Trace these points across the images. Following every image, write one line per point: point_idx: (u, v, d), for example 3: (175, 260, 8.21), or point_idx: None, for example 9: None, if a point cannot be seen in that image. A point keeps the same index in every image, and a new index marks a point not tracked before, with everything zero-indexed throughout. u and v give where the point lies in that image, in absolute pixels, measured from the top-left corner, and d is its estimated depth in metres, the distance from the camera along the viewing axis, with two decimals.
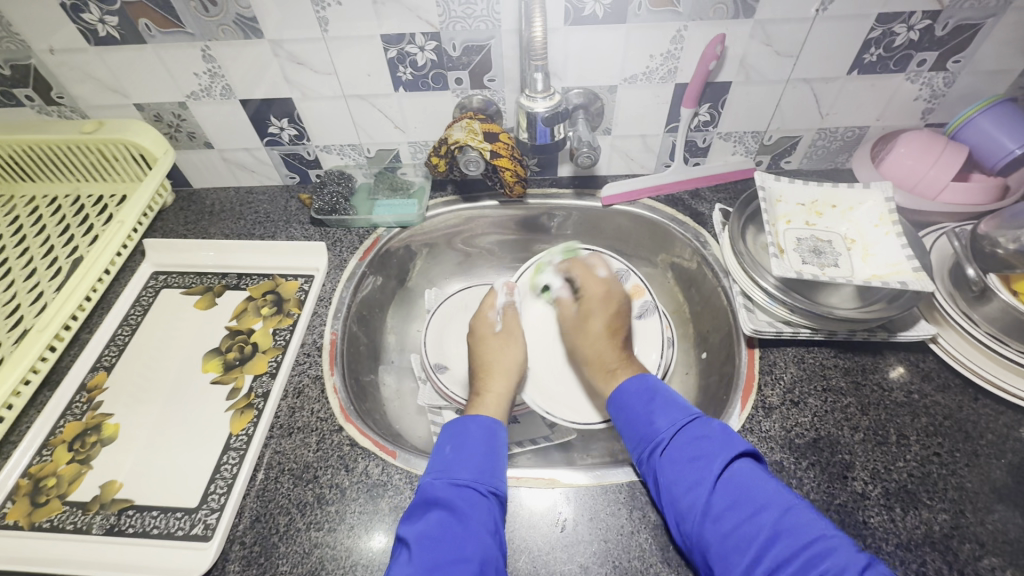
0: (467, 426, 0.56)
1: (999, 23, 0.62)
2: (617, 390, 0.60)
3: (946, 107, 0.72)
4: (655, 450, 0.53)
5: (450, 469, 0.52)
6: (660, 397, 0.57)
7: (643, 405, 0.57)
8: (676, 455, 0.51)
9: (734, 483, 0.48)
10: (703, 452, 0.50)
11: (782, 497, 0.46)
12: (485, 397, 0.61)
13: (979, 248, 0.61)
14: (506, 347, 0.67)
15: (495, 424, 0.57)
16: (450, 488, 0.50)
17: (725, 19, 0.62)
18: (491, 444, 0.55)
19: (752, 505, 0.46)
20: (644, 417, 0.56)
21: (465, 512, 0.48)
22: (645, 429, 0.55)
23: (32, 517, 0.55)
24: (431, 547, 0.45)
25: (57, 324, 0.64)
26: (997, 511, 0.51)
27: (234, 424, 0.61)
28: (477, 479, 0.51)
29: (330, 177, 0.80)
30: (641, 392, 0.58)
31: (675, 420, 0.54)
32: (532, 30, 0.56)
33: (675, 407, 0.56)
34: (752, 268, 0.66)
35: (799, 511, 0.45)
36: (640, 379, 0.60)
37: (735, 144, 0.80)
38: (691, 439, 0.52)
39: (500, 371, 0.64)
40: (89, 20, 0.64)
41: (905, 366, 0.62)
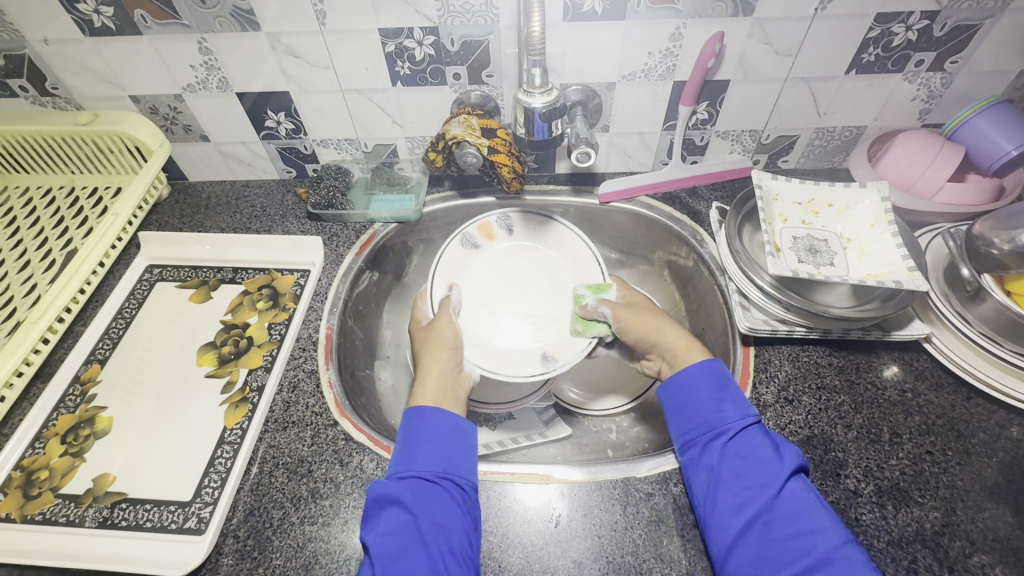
0: (416, 416, 0.54)
1: (996, 24, 0.62)
2: (680, 373, 0.57)
3: (942, 108, 0.72)
4: (720, 438, 0.52)
5: (401, 463, 0.51)
6: (730, 390, 0.55)
7: (713, 391, 0.55)
8: (740, 451, 0.51)
9: (793, 496, 0.47)
10: (765, 456, 0.50)
11: (837, 530, 0.46)
12: (428, 379, 0.58)
13: (973, 249, 0.60)
14: (446, 319, 0.65)
15: (439, 411, 0.54)
16: (399, 483, 0.49)
17: (724, 17, 0.62)
18: (442, 430, 0.53)
19: (812, 524, 0.46)
20: (709, 404, 0.54)
21: (416, 505, 0.48)
22: (712, 417, 0.53)
23: (24, 509, 0.54)
24: (387, 543, 0.46)
25: (51, 316, 0.64)
26: (988, 509, 0.51)
27: (228, 418, 0.60)
28: (425, 470, 0.50)
29: (326, 172, 0.79)
30: (712, 380, 0.56)
31: (746, 416, 0.53)
32: (530, 25, 0.56)
33: (743, 404, 0.54)
34: (748, 266, 0.66)
35: (853, 545, 0.45)
36: (710, 365, 0.57)
37: (733, 142, 0.80)
38: (757, 439, 0.51)
39: (441, 345, 0.62)
40: (84, 10, 0.63)
41: (899, 365, 0.62)
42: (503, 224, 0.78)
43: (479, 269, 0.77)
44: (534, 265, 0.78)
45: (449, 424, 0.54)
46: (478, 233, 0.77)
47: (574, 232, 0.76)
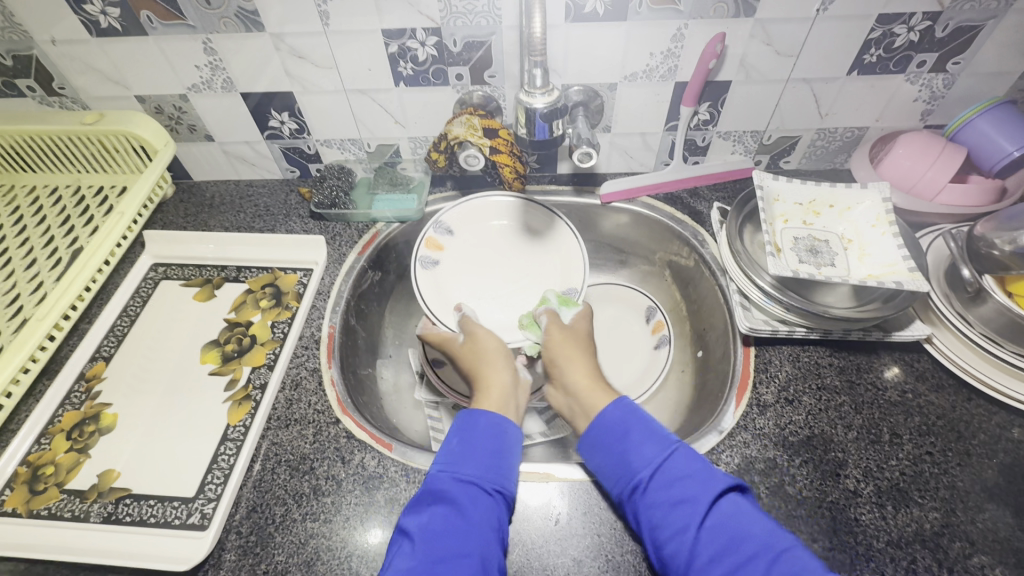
0: (476, 419, 0.55)
1: (999, 24, 0.62)
2: (595, 420, 0.55)
3: (944, 109, 0.72)
4: (636, 490, 0.49)
5: (456, 463, 0.51)
6: (636, 428, 0.53)
7: (616, 441, 0.53)
8: (657, 498, 0.48)
9: (720, 528, 0.45)
10: (686, 492, 0.47)
11: (772, 542, 0.43)
12: (491, 392, 0.59)
13: (974, 250, 0.61)
14: (484, 332, 0.67)
15: (503, 420, 0.55)
16: (456, 482, 0.49)
17: (725, 18, 0.63)
18: (500, 441, 0.53)
19: (742, 552, 0.43)
20: (620, 453, 0.52)
21: (469, 509, 0.48)
22: (623, 468, 0.51)
23: (30, 504, 0.55)
24: (434, 539, 0.46)
25: (57, 313, 0.64)
26: (988, 510, 0.51)
27: (232, 415, 0.61)
28: (482, 476, 0.50)
29: (331, 171, 0.79)
30: (614, 424, 0.53)
31: (653, 458, 0.50)
32: (532, 26, 0.56)
33: (655, 438, 0.52)
34: (749, 267, 0.66)
35: (789, 557, 0.42)
36: (615, 407, 0.55)
37: (735, 143, 0.80)
38: (674, 477, 0.49)
39: (495, 354, 0.63)
40: (91, 11, 0.64)
41: (900, 366, 0.62)
42: (469, 212, 0.81)
43: (459, 260, 0.79)
44: (513, 250, 0.81)
45: (510, 437, 0.54)
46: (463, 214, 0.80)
47: (565, 223, 0.78)
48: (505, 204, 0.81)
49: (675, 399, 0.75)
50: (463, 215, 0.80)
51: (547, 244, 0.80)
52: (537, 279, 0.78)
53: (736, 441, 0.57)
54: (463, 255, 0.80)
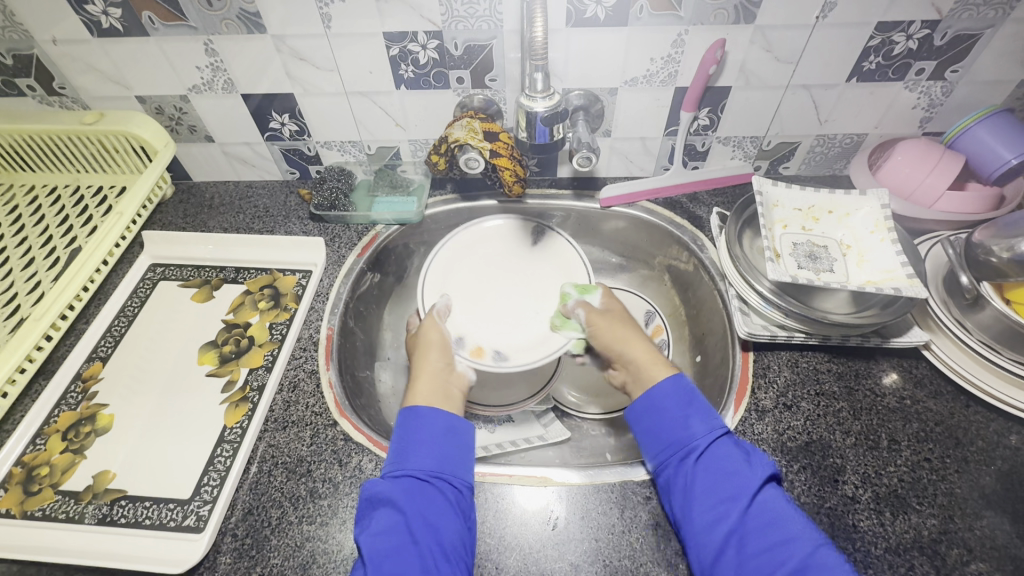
0: (410, 416, 0.54)
1: (997, 33, 0.62)
2: (648, 391, 0.56)
3: (943, 117, 0.72)
4: (687, 457, 0.51)
5: (397, 461, 0.51)
6: (699, 400, 0.54)
7: (679, 407, 0.54)
8: (711, 466, 0.49)
9: (764, 507, 0.47)
10: (738, 467, 0.49)
11: (810, 534, 0.45)
12: (419, 380, 0.58)
13: (973, 257, 0.60)
14: (430, 323, 0.65)
15: (435, 411, 0.54)
16: (392, 480, 0.49)
17: (726, 24, 0.63)
18: (437, 431, 0.53)
19: (786, 533, 0.45)
20: (676, 420, 0.53)
21: (409, 504, 0.48)
22: (679, 434, 0.52)
23: (24, 505, 0.55)
24: (381, 541, 0.46)
25: (54, 313, 0.64)
26: (986, 517, 0.51)
27: (228, 417, 0.61)
28: (422, 468, 0.50)
29: (331, 173, 0.80)
30: (676, 395, 0.54)
31: (715, 429, 0.52)
32: (533, 30, 0.56)
33: (711, 413, 0.53)
34: (748, 272, 0.66)
35: (825, 550, 0.44)
36: (675, 380, 0.55)
37: (734, 148, 0.80)
38: (730, 451, 0.50)
39: (435, 345, 0.62)
40: (93, 12, 0.64)
41: (899, 372, 0.62)
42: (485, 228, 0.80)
43: (466, 273, 0.76)
44: (516, 264, 0.78)
45: (444, 424, 0.53)
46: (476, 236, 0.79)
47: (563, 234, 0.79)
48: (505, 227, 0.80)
49: None
50: (473, 236, 0.79)
51: (547, 257, 0.78)
52: (538, 291, 0.75)
53: None
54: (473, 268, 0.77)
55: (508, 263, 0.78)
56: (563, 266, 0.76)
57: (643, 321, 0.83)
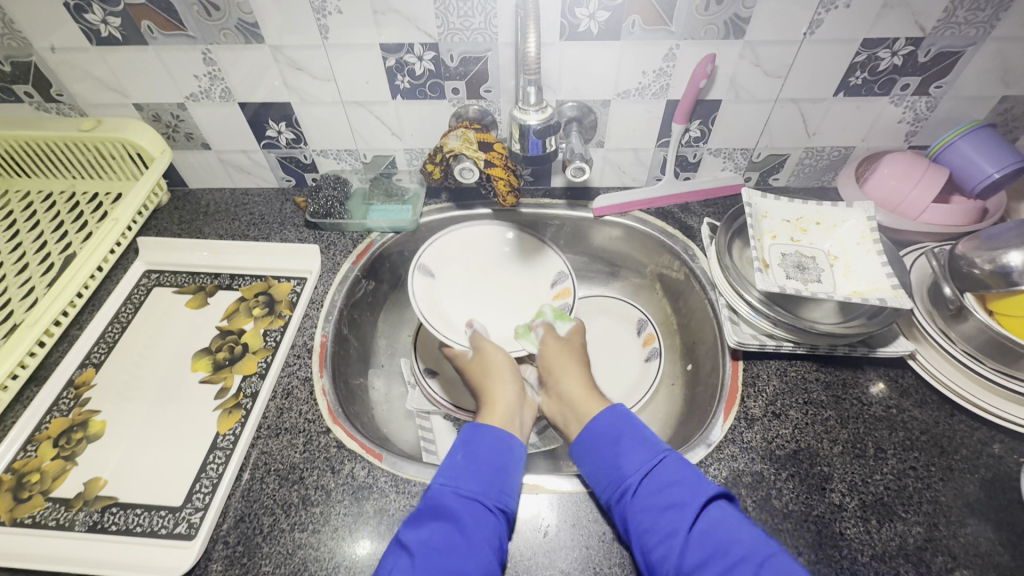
0: (479, 433, 0.57)
1: (979, 51, 0.64)
2: (589, 425, 0.58)
3: (928, 131, 0.74)
4: (625, 494, 0.51)
5: (459, 479, 0.52)
6: (627, 434, 0.55)
7: (609, 446, 0.55)
8: (647, 500, 0.50)
9: (706, 533, 0.47)
10: (675, 498, 0.49)
11: (757, 548, 0.45)
12: (496, 405, 0.62)
13: (957, 268, 0.62)
14: (492, 349, 0.69)
15: (508, 436, 0.57)
16: (458, 498, 0.50)
17: (715, 39, 0.64)
18: (502, 459, 0.55)
19: (730, 557, 0.45)
20: (612, 458, 0.54)
21: (469, 524, 0.49)
22: (613, 473, 0.53)
23: (14, 512, 0.54)
24: (433, 557, 0.46)
25: (47, 321, 0.64)
26: (970, 524, 0.52)
27: (221, 424, 0.61)
28: (484, 492, 0.51)
29: (326, 181, 0.80)
30: (608, 430, 0.56)
31: (642, 462, 0.53)
32: (527, 44, 0.57)
33: (645, 445, 0.54)
34: (737, 281, 0.67)
35: (774, 563, 0.43)
36: (610, 412, 0.58)
37: (725, 160, 0.81)
38: (664, 482, 0.51)
39: (502, 372, 0.66)
40: (92, 20, 0.64)
41: (885, 382, 0.63)
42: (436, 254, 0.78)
43: (448, 291, 0.77)
44: (496, 269, 0.81)
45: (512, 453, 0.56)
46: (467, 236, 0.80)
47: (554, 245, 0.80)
48: (490, 228, 0.81)
49: (665, 410, 0.75)
50: (441, 254, 0.79)
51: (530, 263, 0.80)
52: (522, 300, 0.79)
53: (724, 454, 0.58)
54: (454, 286, 0.78)
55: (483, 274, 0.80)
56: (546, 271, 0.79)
57: (635, 329, 0.81)
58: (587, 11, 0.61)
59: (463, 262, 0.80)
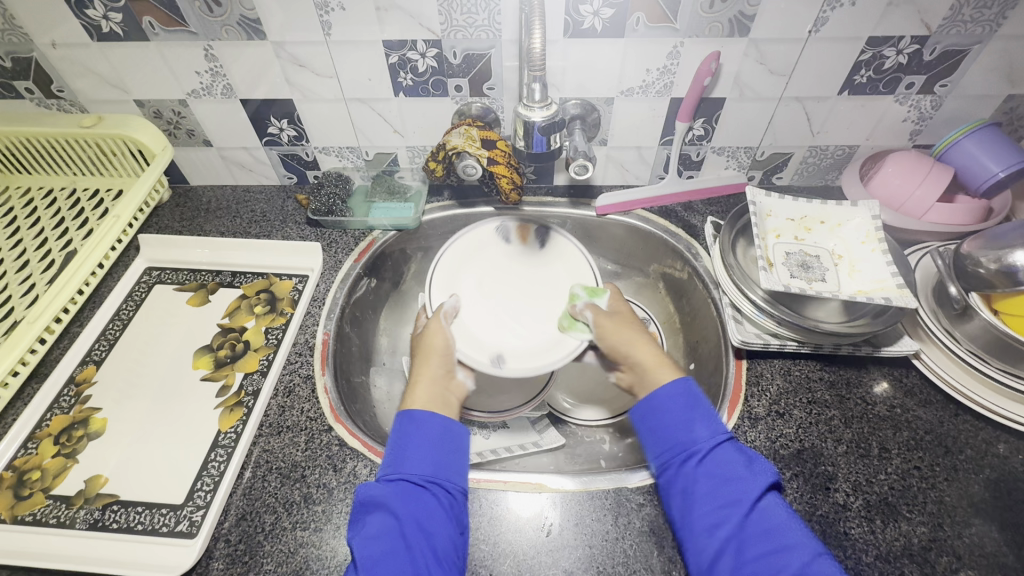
0: (408, 419, 0.54)
1: (985, 49, 0.64)
2: (656, 392, 0.55)
3: (932, 130, 0.74)
4: (691, 459, 0.51)
5: (391, 465, 0.51)
6: (701, 406, 0.54)
7: (683, 412, 0.53)
8: (712, 471, 0.49)
9: (764, 514, 0.47)
10: (739, 474, 0.49)
11: (809, 542, 0.45)
12: (418, 387, 0.58)
13: (962, 268, 0.61)
14: (437, 326, 0.64)
15: (431, 414, 0.54)
16: (387, 486, 0.50)
17: (720, 37, 0.64)
18: (433, 436, 0.53)
19: (784, 541, 0.45)
20: (680, 424, 0.53)
21: (401, 508, 0.48)
22: (683, 437, 0.52)
23: (15, 510, 0.54)
24: (372, 546, 0.46)
25: (48, 317, 0.64)
26: (975, 525, 0.52)
27: (223, 422, 0.60)
28: (415, 473, 0.50)
29: (328, 178, 0.80)
30: (680, 399, 0.54)
31: (719, 434, 0.52)
32: (532, 40, 0.57)
33: (714, 419, 0.53)
34: (741, 281, 0.67)
35: (826, 560, 0.44)
36: (680, 385, 0.55)
37: (728, 159, 0.81)
38: (731, 458, 0.50)
39: (435, 352, 0.61)
40: (93, 16, 0.64)
41: (889, 381, 0.63)
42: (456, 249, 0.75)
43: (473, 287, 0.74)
44: (517, 263, 0.77)
45: (440, 427, 0.54)
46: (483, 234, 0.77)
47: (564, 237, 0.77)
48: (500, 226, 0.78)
49: None
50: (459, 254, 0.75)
51: (547, 259, 0.77)
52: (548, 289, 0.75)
53: None
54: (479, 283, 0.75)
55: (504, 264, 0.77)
56: (564, 261, 0.76)
57: (638, 328, 0.81)
58: (591, 8, 0.61)
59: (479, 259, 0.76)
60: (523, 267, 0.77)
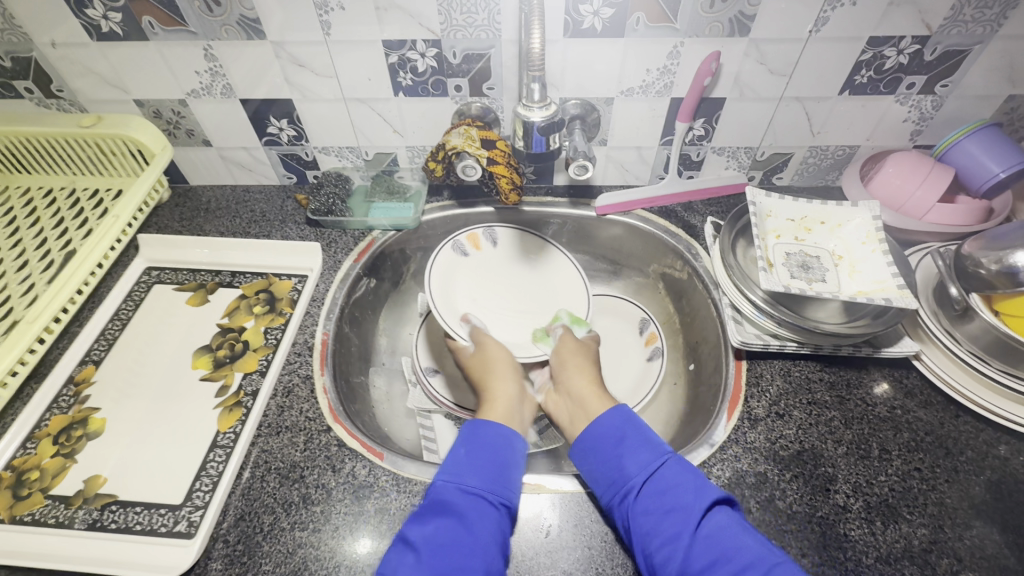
0: (481, 430, 0.56)
1: (986, 49, 0.63)
2: (590, 425, 0.56)
3: (933, 130, 0.74)
4: (628, 494, 0.50)
5: (464, 474, 0.52)
6: (630, 435, 0.54)
7: (610, 446, 0.54)
8: (649, 503, 0.49)
9: (712, 539, 0.46)
10: (679, 500, 0.48)
11: (765, 556, 0.44)
12: (497, 402, 0.61)
13: (963, 269, 0.61)
14: (494, 344, 0.69)
15: (509, 432, 0.56)
16: (462, 493, 0.50)
17: (720, 37, 0.64)
18: (503, 455, 0.54)
19: (735, 562, 0.44)
20: (613, 458, 0.53)
21: (474, 521, 0.48)
22: (616, 473, 0.52)
23: (13, 510, 0.54)
24: (439, 553, 0.46)
25: (48, 317, 0.64)
26: (975, 526, 0.52)
27: (222, 422, 0.60)
28: (489, 489, 0.51)
29: (327, 178, 0.80)
30: (611, 430, 0.55)
31: (646, 463, 0.51)
32: (531, 40, 0.57)
33: (647, 445, 0.53)
34: (741, 281, 0.67)
35: (783, 570, 0.43)
36: (612, 414, 0.56)
37: (729, 159, 0.81)
38: (666, 483, 0.50)
39: (504, 366, 0.66)
40: (93, 15, 0.64)
41: (890, 382, 0.63)
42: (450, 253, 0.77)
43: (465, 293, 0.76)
44: (505, 275, 0.80)
45: (511, 449, 0.55)
46: (472, 242, 0.79)
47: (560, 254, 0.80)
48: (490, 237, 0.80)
49: (667, 410, 0.75)
50: (452, 259, 0.76)
51: (536, 273, 0.80)
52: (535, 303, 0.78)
53: (728, 454, 0.57)
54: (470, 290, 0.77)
55: (494, 275, 0.79)
56: (556, 277, 0.79)
57: (637, 328, 0.81)
58: (590, 8, 0.61)
59: (472, 269, 0.78)
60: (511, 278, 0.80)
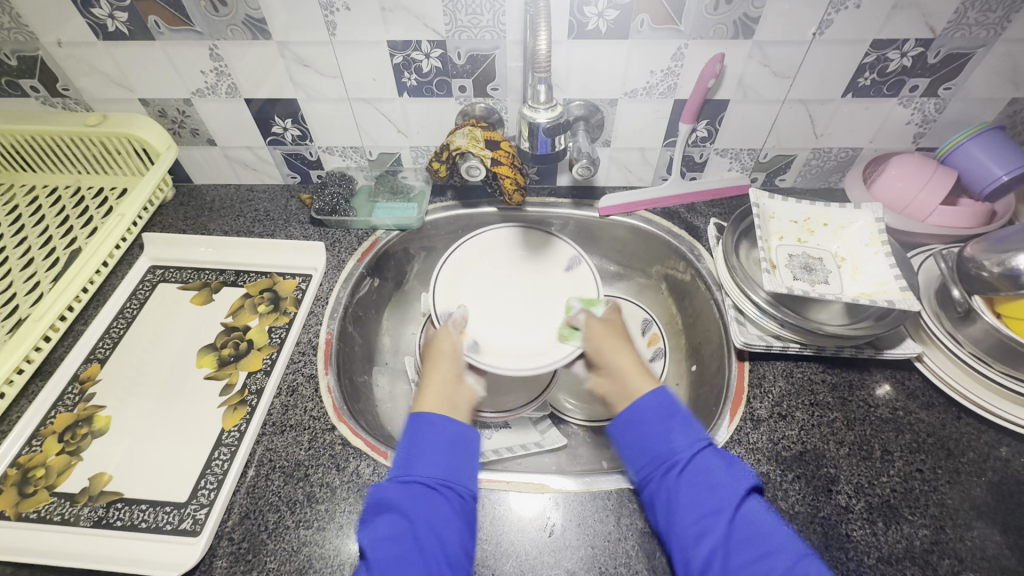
0: (421, 420, 0.54)
1: (989, 52, 0.64)
2: (632, 404, 0.55)
3: (936, 133, 0.74)
4: (672, 470, 0.50)
5: (406, 466, 0.51)
6: (678, 415, 0.53)
7: (661, 422, 0.53)
8: (693, 480, 0.49)
9: (748, 521, 0.47)
10: (721, 480, 0.49)
11: (795, 545, 0.45)
12: (429, 388, 0.59)
13: (965, 272, 0.62)
14: (445, 332, 0.66)
15: (446, 418, 0.54)
16: (401, 488, 0.50)
17: (724, 39, 0.64)
18: (444, 438, 0.53)
19: (768, 547, 0.45)
20: (659, 435, 0.52)
21: (414, 511, 0.48)
22: (663, 448, 0.51)
23: (19, 507, 0.54)
24: (384, 548, 0.46)
25: (52, 315, 0.64)
26: (977, 528, 0.52)
27: (227, 420, 0.61)
28: (429, 475, 0.50)
29: (332, 178, 0.80)
30: (658, 409, 0.54)
31: (697, 441, 0.51)
32: (537, 41, 0.57)
33: (691, 427, 0.53)
34: (744, 282, 0.67)
35: (810, 561, 0.44)
36: (655, 395, 0.55)
37: (732, 160, 0.81)
38: (710, 463, 0.50)
39: (445, 356, 0.63)
40: (99, 15, 0.64)
41: (891, 384, 0.63)
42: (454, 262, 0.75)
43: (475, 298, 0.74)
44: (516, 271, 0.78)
45: (454, 430, 0.54)
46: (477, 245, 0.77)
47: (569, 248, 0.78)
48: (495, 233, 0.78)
49: None
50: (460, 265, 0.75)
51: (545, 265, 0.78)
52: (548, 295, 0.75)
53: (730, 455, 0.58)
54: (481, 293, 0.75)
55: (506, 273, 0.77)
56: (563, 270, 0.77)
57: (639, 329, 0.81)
58: (596, 9, 0.61)
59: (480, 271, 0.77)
60: (524, 274, 0.78)
